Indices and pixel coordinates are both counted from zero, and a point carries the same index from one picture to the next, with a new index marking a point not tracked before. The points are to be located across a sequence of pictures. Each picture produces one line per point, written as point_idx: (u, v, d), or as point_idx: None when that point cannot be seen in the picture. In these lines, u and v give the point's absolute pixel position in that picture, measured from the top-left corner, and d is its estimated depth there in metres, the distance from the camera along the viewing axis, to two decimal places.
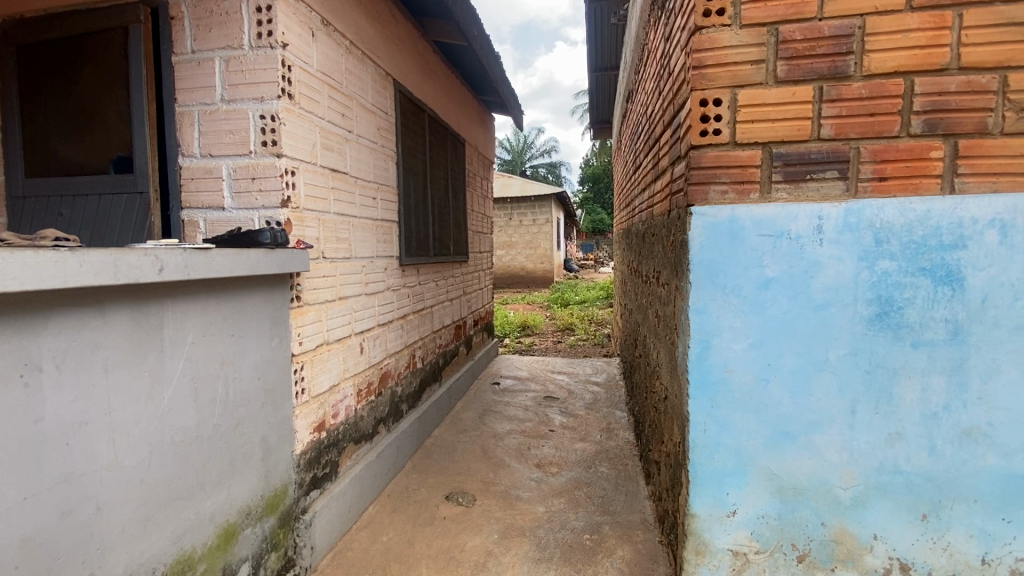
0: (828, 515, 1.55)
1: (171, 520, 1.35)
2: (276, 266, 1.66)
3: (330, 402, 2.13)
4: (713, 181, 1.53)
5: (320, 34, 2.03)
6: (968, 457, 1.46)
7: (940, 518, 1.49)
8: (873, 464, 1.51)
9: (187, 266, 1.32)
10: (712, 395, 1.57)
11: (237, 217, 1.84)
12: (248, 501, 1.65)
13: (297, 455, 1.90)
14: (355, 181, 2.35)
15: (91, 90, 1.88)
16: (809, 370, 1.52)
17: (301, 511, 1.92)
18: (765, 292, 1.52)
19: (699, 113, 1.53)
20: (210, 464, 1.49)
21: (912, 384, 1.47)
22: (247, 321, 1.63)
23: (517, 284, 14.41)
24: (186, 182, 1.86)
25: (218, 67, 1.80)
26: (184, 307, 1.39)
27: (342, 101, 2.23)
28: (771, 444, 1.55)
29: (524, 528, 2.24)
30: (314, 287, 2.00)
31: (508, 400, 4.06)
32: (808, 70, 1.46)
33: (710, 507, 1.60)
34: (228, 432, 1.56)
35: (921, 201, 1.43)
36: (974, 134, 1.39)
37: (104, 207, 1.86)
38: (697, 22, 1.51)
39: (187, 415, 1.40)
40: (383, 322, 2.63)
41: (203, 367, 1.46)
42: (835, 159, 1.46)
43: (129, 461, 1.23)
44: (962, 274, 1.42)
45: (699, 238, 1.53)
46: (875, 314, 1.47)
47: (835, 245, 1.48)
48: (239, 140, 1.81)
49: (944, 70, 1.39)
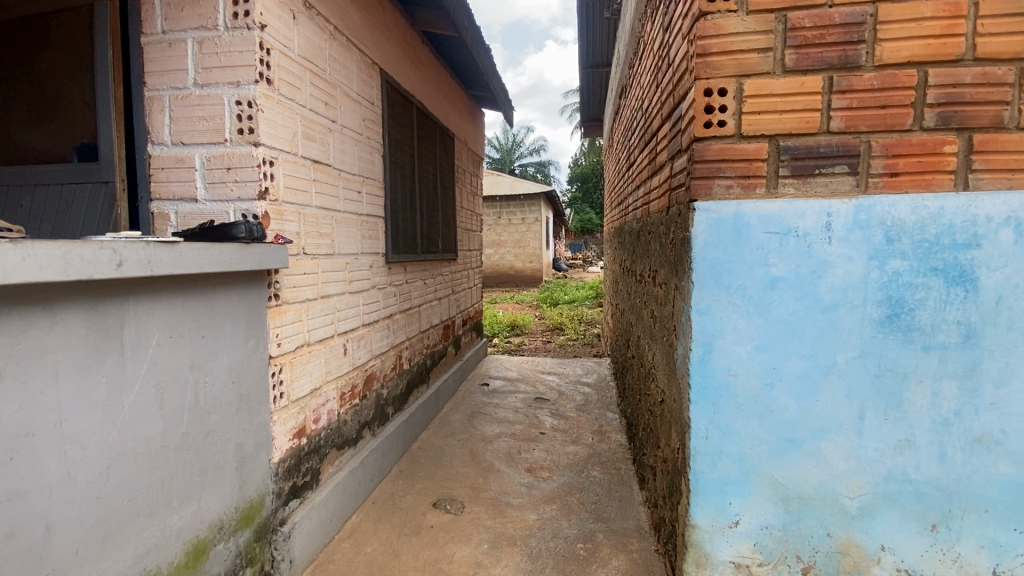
0: (834, 525, 1.48)
1: (134, 539, 1.24)
2: (251, 262, 1.55)
3: (312, 406, 2.02)
4: (718, 175, 1.45)
5: (302, 17, 1.92)
6: (980, 465, 1.40)
7: (950, 529, 1.43)
8: (881, 472, 1.44)
9: (150, 260, 1.20)
10: (715, 400, 1.49)
11: (210, 210, 1.71)
12: (221, 515, 1.54)
13: (275, 463, 1.79)
14: (339, 174, 2.24)
15: (53, 72, 1.76)
16: (815, 374, 1.45)
17: (279, 522, 1.81)
18: (771, 293, 1.45)
19: (703, 103, 1.45)
20: (178, 477, 1.38)
21: (923, 389, 1.41)
22: (219, 322, 1.52)
23: (506, 283, 14.32)
24: (155, 172, 1.73)
25: (190, 49, 1.68)
26: (147, 306, 1.27)
27: (325, 88, 2.11)
28: (776, 452, 1.48)
29: (515, 536, 2.15)
30: (294, 285, 1.89)
31: (497, 402, 3.97)
32: (817, 59, 1.39)
33: (712, 517, 1.52)
34: (198, 441, 1.44)
35: (934, 198, 1.37)
36: (989, 128, 1.33)
37: (67, 198, 1.74)
38: (701, 7, 1.42)
39: (151, 424, 1.28)
40: (368, 322, 2.53)
41: (169, 372, 1.34)
42: (845, 154, 1.39)
43: (84, 475, 1.12)
44: (975, 274, 1.36)
45: (703, 235, 1.45)
46: (885, 315, 1.40)
47: (845, 244, 1.41)
48: (214, 128, 1.69)
49: (959, 60, 1.33)
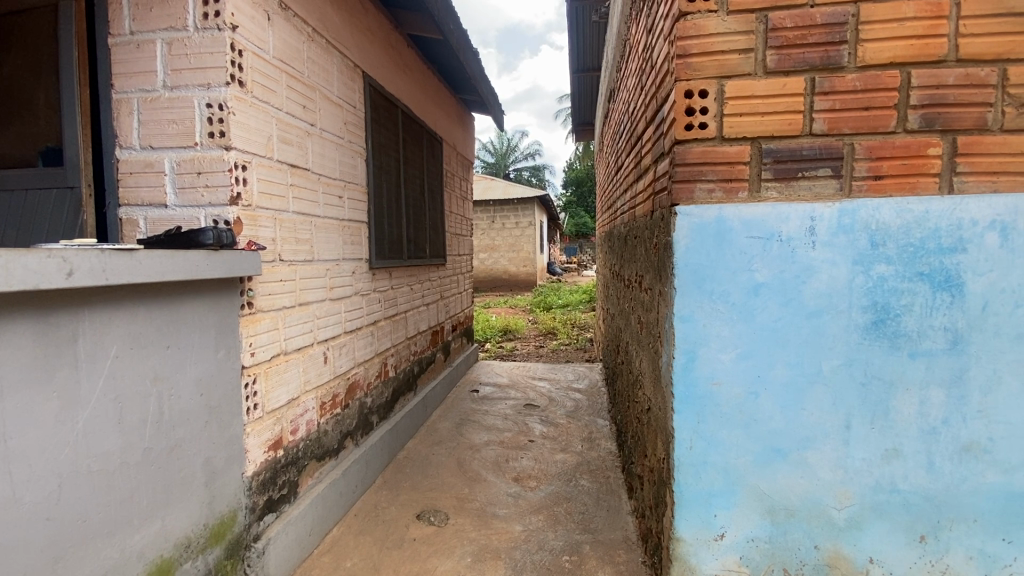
0: (821, 537, 1.44)
1: (90, 561, 1.19)
2: (220, 269, 1.50)
3: (289, 417, 1.96)
4: (699, 178, 1.41)
5: (277, 18, 1.88)
6: (968, 474, 1.37)
7: (939, 540, 1.40)
8: (869, 483, 1.41)
9: (105, 269, 1.15)
10: (698, 409, 1.45)
11: (180, 216, 1.66)
12: (187, 533, 1.48)
13: (248, 477, 1.72)
14: (318, 179, 2.19)
15: (18, 73, 1.71)
16: (801, 383, 1.41)
17: (253, 538, 1.75)
18: (755, 299, 1.41)
19: (684, 105, 1.42)
20: (140, 494, 1.32)
21: (910, 397, 1.37)
22: (186, 331, 1.46)
23: (500, 288, 14.28)
24: (123, 177, 1.68)
25: (160, 50, 1.64)
26: (104, 316, 1.22)
27: (303, 91, 2.07)
28: (762, 462, 1.44)
29: (499, 549, 2.09)
30: (269, 292, 1.84)
31: (487, 409, 3.91)
32: (799, 60, 1.36)
33: (696, 530, 1.48)
34: (162, 456, 1.39)
35: (919, 201, 1.34)
36: (973, 130, 1.31)
37: (33, 203, 1.68)
38: (680, 8, 1.39)
39: (109, 440, 1.23)
40: (350, 329, 2.48)
41: (130, 385, 1.29)
42: (829, 156, 1.36)
43: (31, 496, 1.06)
44: (961, 279, 1.33)
45: (684, 240, 1.41)
46: (871, 321, 1.37)
47: (828, 249, 1.38)
48: (184, 131, 1.64)
49: (942, 61, 1.30)
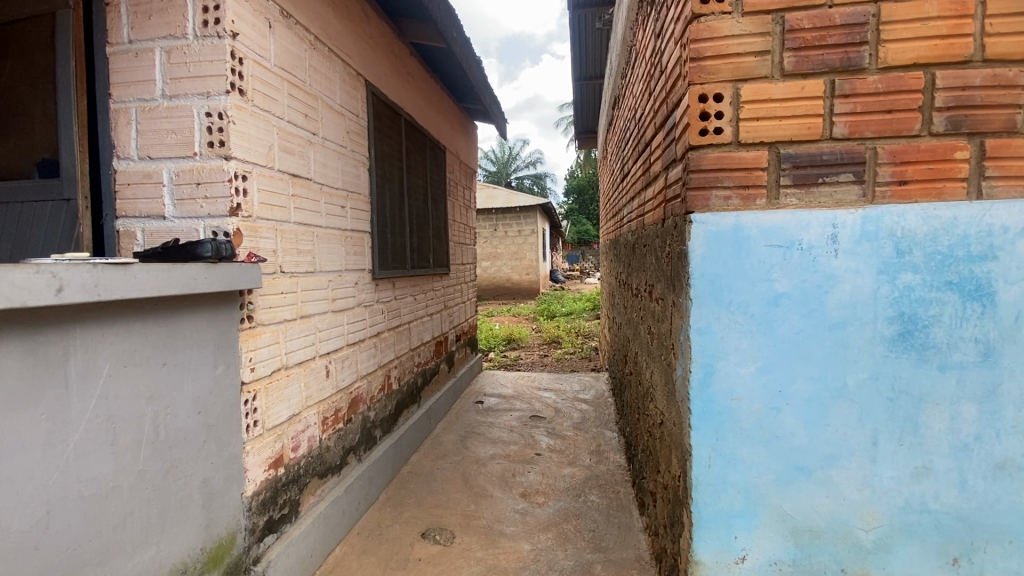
0: (848, 560, 1.37)
1: None
2: (219, 283, 1.45)
3: (289, 434, 1.90)
4: (715, 185, 1.36)
5: (278, 25, 1.85)
6: (1003, 493, 1.30)
7: (973, 563, 1.32)
8: (897, 502, 1.34)
9: (97, 284, 1.10)
10: (716, 426, 1.39)
11: (179, 227, 1.62)
12: (183, 558, 1.42)
13: (248, 497, 1.66)
14: (320, 189, 2.15)
15: (15, 83, 1.67)
16: (825, 398, 1.34)
17: (253, 561, 1.68)
18: (775, 309, 1.35)
19: (698, 109, 1.36)
20: (135, 518, 1.26)
21: (940, 412, 1.31)
22: (183, 348, 1.41)
23: (503, 296, 14.24)
24: (121, 188, 1.64)
25: (159, 59, 1.60)
26: (97, 333, 1.17)
27: (306, 100, 2.04)
28: (784, 480, 1.38)
29: (507, 569, 2.02)
30: (270, 305, 1.79)
31: (492, 421, 3.84)
32: (818, 62, 1.31)
33: (716, 553, 1.41)
34: (158, 478, 1.33)
35: (947, 207, 1.28)
36: (1001, 132, 1.26)
37: (27, 216, 1.64)
38: (694, 10, 1.35)
39: (101, 463, 1.17)
40: (353, 341, 2.42)
41: (124, 405, 1.24)
42: (850, 160, 1.31)
43: (18, 525, 1.01)
44: (992, 288, 1.27)
45: (700, 249, 1.36)
46: (897, 334, 1.31)
47: (852, 257, 1.32)
48: (183, 141, 1.60)
49: (968, 62, 1.25)
